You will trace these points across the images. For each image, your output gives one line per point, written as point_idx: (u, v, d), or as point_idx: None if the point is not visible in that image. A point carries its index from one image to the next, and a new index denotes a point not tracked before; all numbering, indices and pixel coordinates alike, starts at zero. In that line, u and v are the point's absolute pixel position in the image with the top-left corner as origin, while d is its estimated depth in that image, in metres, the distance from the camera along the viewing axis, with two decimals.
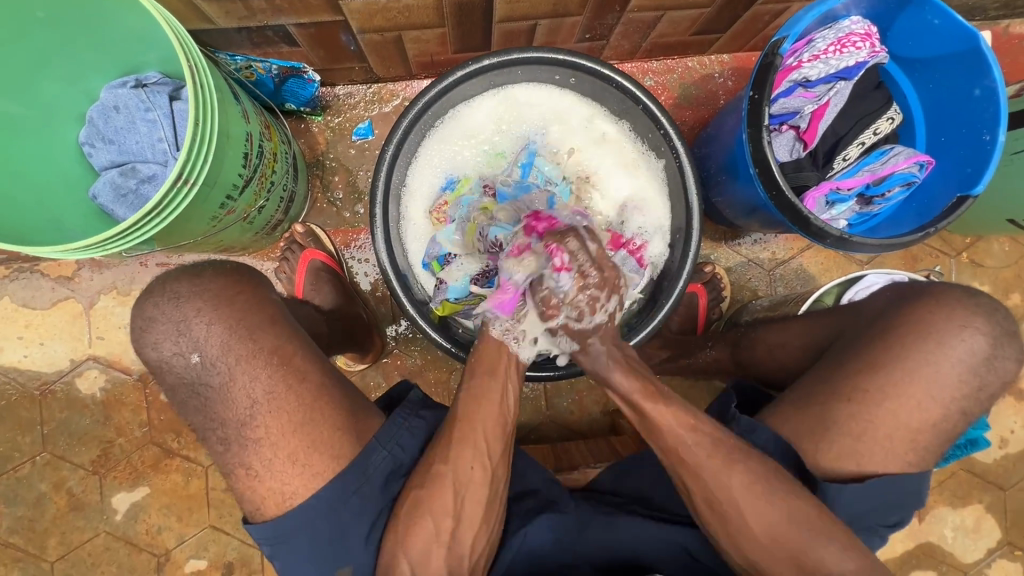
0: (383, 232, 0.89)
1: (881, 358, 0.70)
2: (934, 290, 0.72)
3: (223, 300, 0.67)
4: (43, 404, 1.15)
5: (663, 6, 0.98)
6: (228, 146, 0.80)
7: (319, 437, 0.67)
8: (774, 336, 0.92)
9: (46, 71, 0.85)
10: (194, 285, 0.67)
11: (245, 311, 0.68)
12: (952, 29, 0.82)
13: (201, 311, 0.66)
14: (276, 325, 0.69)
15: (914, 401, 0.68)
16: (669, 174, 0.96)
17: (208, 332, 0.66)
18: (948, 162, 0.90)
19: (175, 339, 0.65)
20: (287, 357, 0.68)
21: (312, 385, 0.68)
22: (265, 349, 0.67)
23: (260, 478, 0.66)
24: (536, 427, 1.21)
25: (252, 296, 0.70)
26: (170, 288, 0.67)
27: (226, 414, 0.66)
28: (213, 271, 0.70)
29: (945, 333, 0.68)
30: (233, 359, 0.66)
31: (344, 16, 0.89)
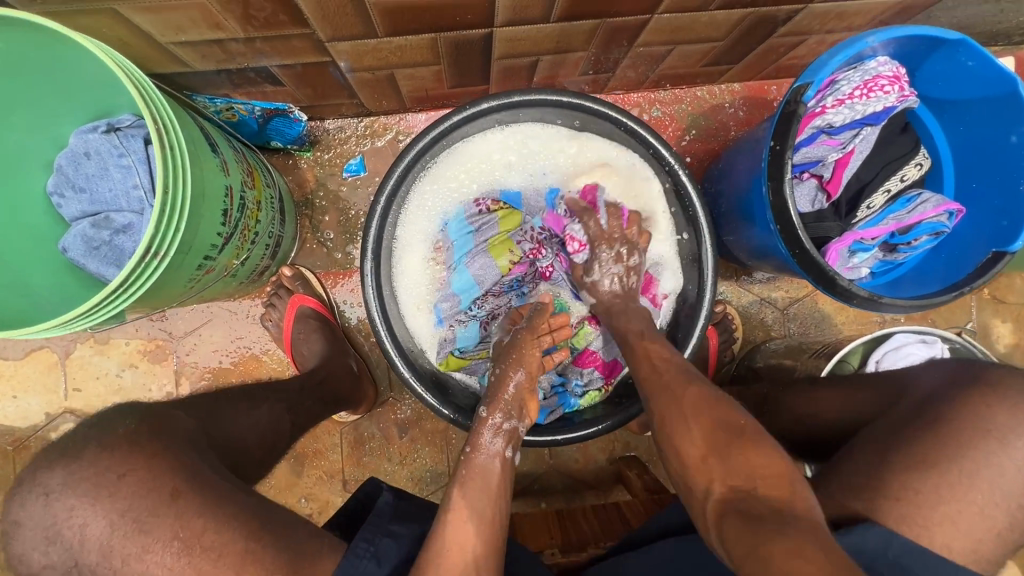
0: (376, 291, 0.83)
1: (936, 456, 0.61)
2: (991, 378, 0.64)
3: (105, 491, 0.55)
4: (16, 460, 1.08)
5: (673, 41, 0.91)
6: (206, 205, 0.74)
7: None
8: (807, 407, 0.84)
9: (8, 120, 0.79)
10: (67, 475, 0.55)
11: (133, 495, 0.55)
12: (988, 72, 0.76)
13: (73, 510, 0.54)
14: (177, 502, 0.56)
15: (974, 506, 0.59)
16: (681, 220, 0.90)
17: (85, 532, 0.54)
18: (980, 211, 0.84)
19: (47, 548, 0.54)
20: (194, 537, 0.55)
21: (228, 563, 0.55)
22: (161, 539, 0.54)
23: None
24: (539, 477, 1.15)
25: (143, 474, 0.56)
26: (40, 481, 0.55)
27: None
28: (92, 453, 0.56)
29: (1009, 432, 0.60)
30: (118, 560, 0.54)
31: (330, 56, 0.82)
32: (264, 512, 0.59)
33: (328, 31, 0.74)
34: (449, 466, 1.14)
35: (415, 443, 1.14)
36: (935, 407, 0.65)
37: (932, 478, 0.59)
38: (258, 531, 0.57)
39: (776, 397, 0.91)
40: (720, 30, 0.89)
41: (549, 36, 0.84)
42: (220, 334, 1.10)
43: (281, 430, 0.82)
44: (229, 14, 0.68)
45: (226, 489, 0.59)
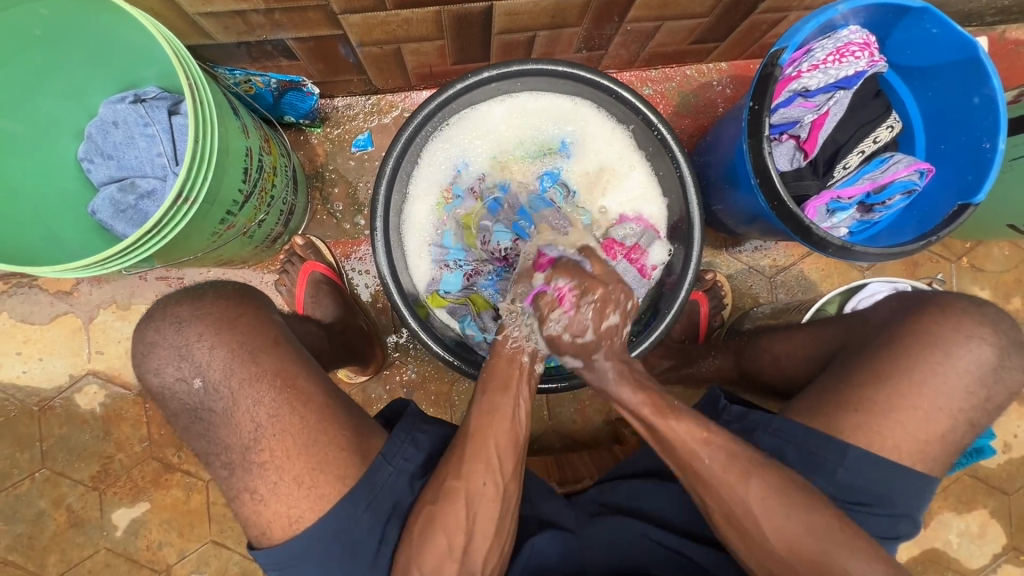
0: (385, 247, 0.88)
1: (889, 370, 0.70)
2: (943, 300, 0.72)
3: (225, 324, 0.69)
4: (42, 420, 1.14)
5: (661, 17, 0.98)
6: (228, 162, 0.80)
7: (323, 458, 0.68)
8: (777, 345, 0.93)
9: (45, 88, 0.85)
10: (195, 308, 0.69)
11: (246, 334, 0.70)
12: (950, 38, 0.83)
13: (201, 336, 0.68)
14: (279, 348, 0.71)
15: (921, 416, 0.68)
16: (671, 183, 0.95)
17: (209, 356, 0.67)
18: (948, 169, 0.90)
19: (178, 365, 0.68)
20: (291, 380, 0.69)
21: (315, 408, 0.69)
22: (268, 372, 0.68)
23: (265, 502, 0.67)
24: (539, 437, 1.20)
25: (252, 320, 0.71)
26: (171, 313, 0.69)
27: (230, 438, 0.67)
28: (213, 296, 0.71)
29: (952, 344, 0.68)
30: (234, 384, 0.67)
31: (342, 30, 0.88)
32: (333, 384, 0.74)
33: (341, 3, 0.81)
34: None
35: (420, 405, 1.19)
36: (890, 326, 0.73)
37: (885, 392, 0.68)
38: (336, 395, 0.72)
39: (751, 344, 1.00)
40: (705, 6, 0.95)
41: (545, 10, 0.91)
42: None
43: (320, 350, 0.98)
44: None
45: (308, 357, 0.74)
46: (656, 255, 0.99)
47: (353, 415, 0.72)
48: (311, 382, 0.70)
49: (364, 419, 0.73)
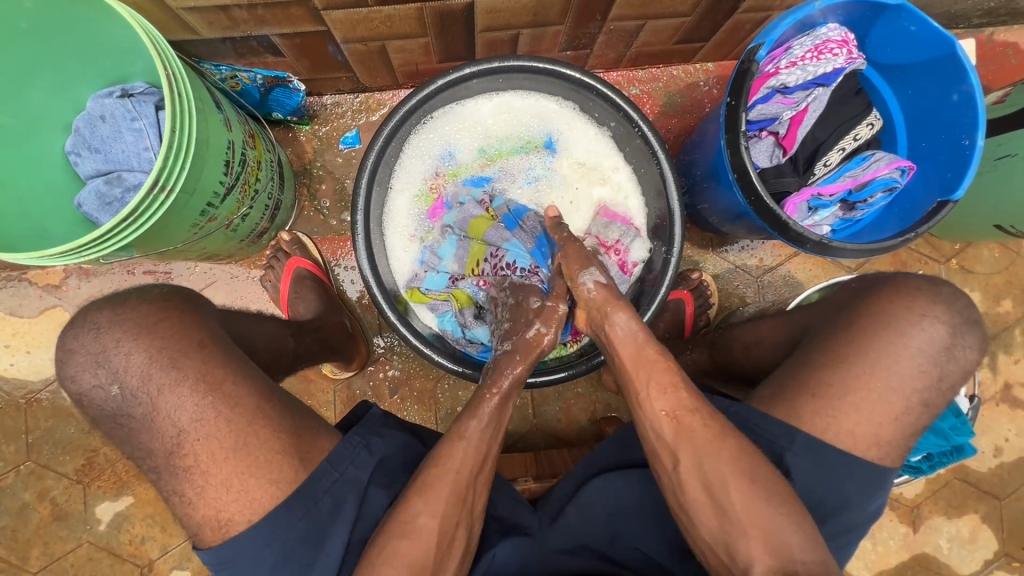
0: (364, 240, 0.88)
1: (845, 350, 0.71)
2: (898, 280, 0.75)
3: (145, 329, 0.67)
4: (28, 413, 1.15)
5: (643, 16, 0.99)
6: (208, 154, 0.81)
7: (253, 462, 0.66)
8: (748, 334, 0.94)
9: (32, 82, 0.86)
10: (114, 315, 0.68)
11: (166, 338, 0.68)
12: (928, 35, 0.83)
13: (120, 341, 0.67)
14: (204, 350, 0.69)
15: (878, 396, 0.69)
16: (652, 179, 0.95)
17: (126, 362, 0.66)
18: (929, 167, 0.91)
19: (95, 370, 0.66)
20: (217, 382, 0.68)
21: (243, 410, 0.68)
22: (190, 377, 0.67)
23: (194, 505, 0.66)
24: (523, 436, 1.20)
25: (175, 324, 0.69)
26: (90, 318, 0.68)
27: (153, 442, 0.66)
28: (136, 300, 0.70)
29: (905, 322, 0.70)
30: (154, 389, 0.66)
31: (326, 26, 0.90)
32: (267, 384, 0.72)
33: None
34: (436, 424, 1.19)
35: (404, 401, 1.19)
36: (845, 306, 0.75)
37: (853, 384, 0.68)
38: (271, 396, 0.71)
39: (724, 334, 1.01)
40: (686, 4, 0.96)
41: (527, 7, 0.91)
42: (221, 296, 1.17)
43: (282, 351, 0.93)
44: None
45: (239, 357, 0.72)
46: (638, 255, 0.99)
47: (291, 418, 0.71)
48: (242, 384, 0.69)
49: (307, 419, 0.73)
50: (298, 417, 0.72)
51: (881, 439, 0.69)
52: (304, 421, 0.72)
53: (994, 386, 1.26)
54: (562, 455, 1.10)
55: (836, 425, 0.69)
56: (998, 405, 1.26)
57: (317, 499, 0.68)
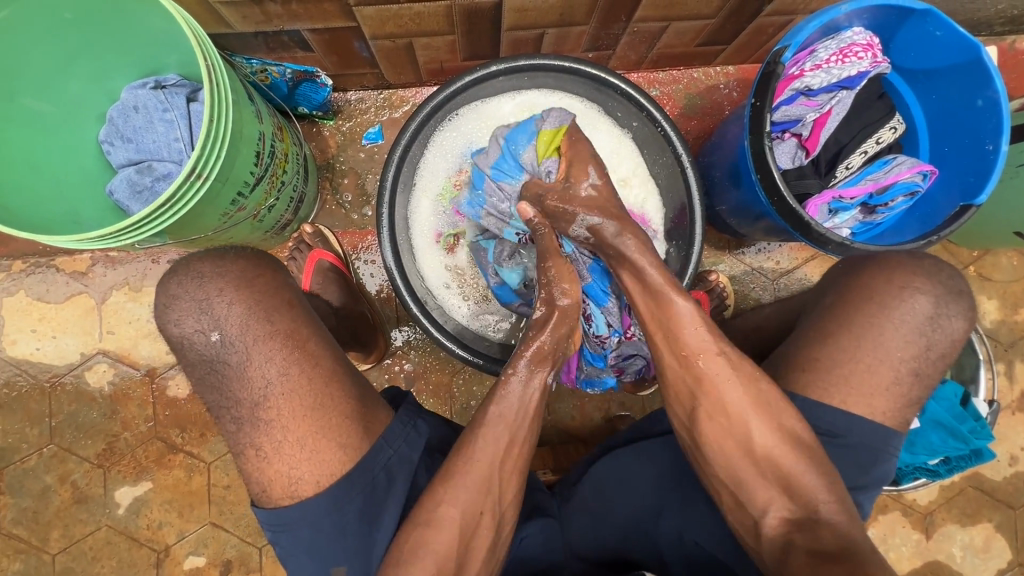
0: (390, 233, 0.89)
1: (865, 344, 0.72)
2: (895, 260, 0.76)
3: (245, 282, 0.71)
4: (52, 397, 1.17)
5: (667, 17, 1.00)
6: (241, 144, 0.83)
7: (328, 423, 0.69)
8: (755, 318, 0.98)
9: (72, 71, 0.89)
10: (217, 266, 0.71)
11: (262, 293, 0.71)
12: (954, 41, 0.83)
13: (223, 291, 0.70)
14: (293, 309, 0.73)
15: (897, 391, 0.71)
16: (672, 180, 0.96)
17: (227, 312, 0.69)
18: (951, 171, 0.91)
19: (198, 317, 0.69)
20: (302, 340, 0.71)
21: (323, 371, 0.71)
22: (281, 332, 0.70)
23: (268, 460, 0.68)
24: (537, 432, 1.20)
25: (270, 281, 0.73)
26: (193, 268, 0.71)
27: (241, 393, 0.69)
28: (235, 255, 0.73)
29: (925, 319, 0.71)
30: (250, 338, 0.69)
31: (356, 22, 0.91)
32: (341, 351, 0.75)
33: None
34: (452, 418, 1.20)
35: (420, 394, 1.20)
36: (834, 287, 0.77)
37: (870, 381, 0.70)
38: (345, 362, 0.74)
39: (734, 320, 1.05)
40: (710, 7, 0.97)
41: (554, 7, 0.93)
42: None
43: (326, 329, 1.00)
44: None
45: (319, 321, 0.75)
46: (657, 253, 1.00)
47: (358, 387, 0.73)
48: (322, 346, 0.72)
49: (368, 391, 0.75)
50: (363, 388, 0.74)
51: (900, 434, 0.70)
52: (366, 391, 0.75)
53: (1011, 394, 1.26)
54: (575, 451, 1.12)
55: (861, 420, 0.70)
56: (1015, 414, 1.26)
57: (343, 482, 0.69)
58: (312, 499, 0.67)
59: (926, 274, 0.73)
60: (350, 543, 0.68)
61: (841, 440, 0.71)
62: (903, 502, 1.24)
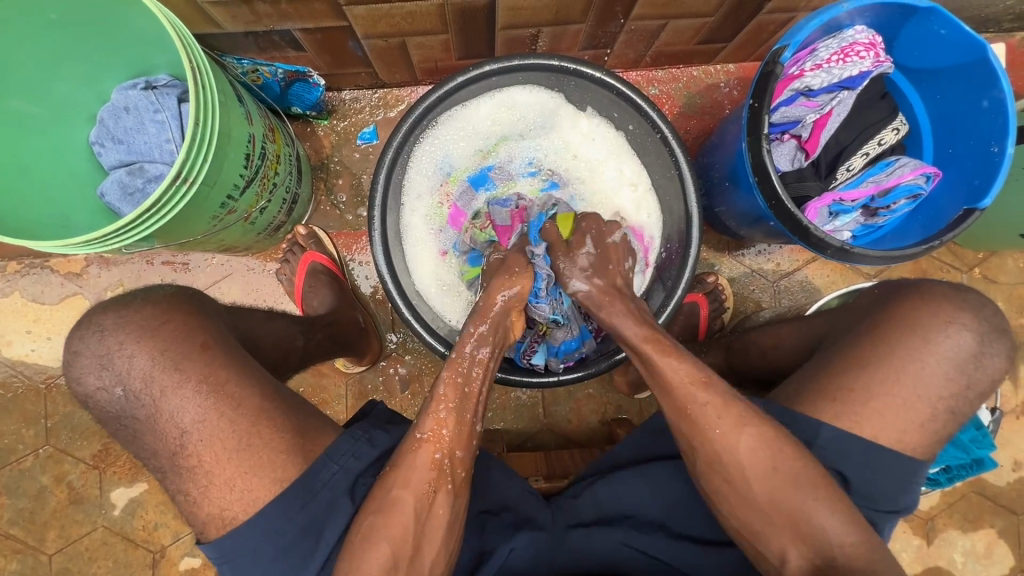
0: (381, 237, 0.88)
1: (865, 354, 0.72)
2: (923, 288, 0.75)
3: (148, 332, 0.70)
4: (48, 398, 1.17)
5: (665, 15, 0.97)
6: (229, 147, 0.82)
7: (256, 462, 0.68)
8: (767, 338, 0.96)
9: (61, 73, 0.88)
10: (120, 316, 0.71)
11: (170, 339, 0.71)
12: (959, 39, 0.81)
13: (123, 343, 0.70)
14: (207, 351, 0.71)
15: (899, 400, 0.70)
16: (669, 183, 0.93)
17: (130, 365, 0.69)
18: (955, 174, 0.89)
19: (100, 373, 0.70)
20: (218, 383, 0.70)
21: (246, 411, 0.70)
22: (191, 379, 0.69)
23: (199, 504, 0.68)
24: (533, 435, 1.19)
25: (178, 325, 0.72)
26: (97, 320, 0.72)
27: (157, 444, 0.69)
28: (139, 303, 0.73)
29: (932, 329, 0.70)
30: (155, 391, 0.69)
31: (348, 22, 0.90)
32: (272, 385, 0.74)
33: None
34: None
35: (415, 397, 1.20)
36: (869, 315, 0.76)
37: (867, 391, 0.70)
38: (274, 398, 0.73)
39: (742, 337, 1.03)
40: (709, 5, 0.95)
41: (548, 6, 0.91)
42: (238, 289, 1.19)
43: (290, 350, 0.94)
44: None
45: (244, 357, 0.75)
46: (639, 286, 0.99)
47: (297, 418, 0.72)
48: (242, 384, 0.71)
49: (311, 422, 0.74)
50: (307, 418, 0.74)
51: (899, 441, 0.70)
52: (310, 421, 0.74)
53: (1016, 398, 1.24)
54: (570, 456, 1.11)
55: (859, 429, 0.69)
56: (1019, 418, 1.24)
57: (338, 488, 0.70)
58: (291, 505, 0.67)
59: (984, 320, 0.71)
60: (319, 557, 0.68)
61: (838, 451, 0.70)
62: None
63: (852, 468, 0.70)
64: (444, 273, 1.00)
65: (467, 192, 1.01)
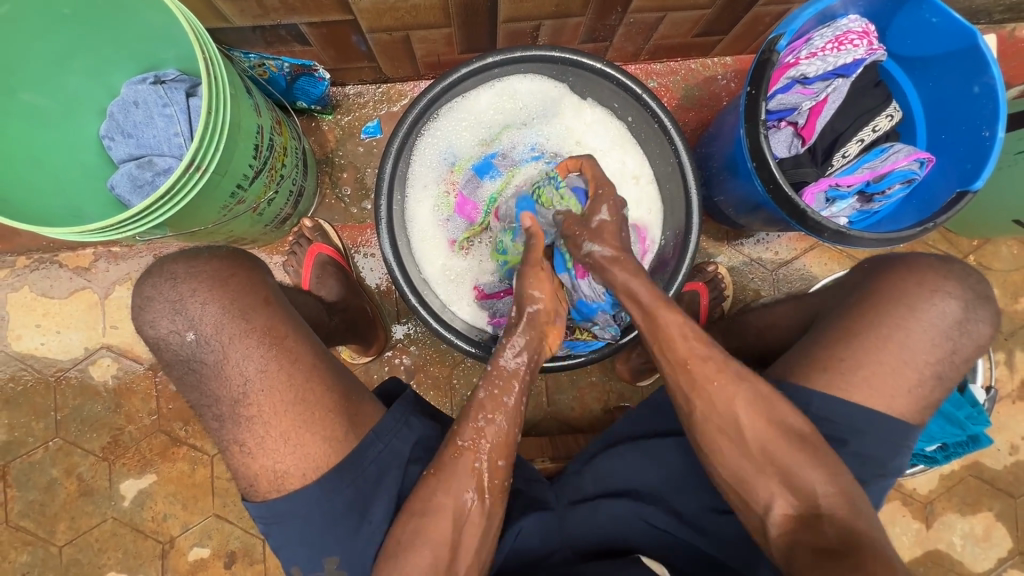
0: (388, 225, 0.90)
1: (863, 333, 0.74)
2: (909, 259, 0.76)
3: (219, 282, 0.73)
4: (57, 391, 1.18)
5: (663, 8, 1.00)
6: (239, 137, 0.84)
7: (311, 417, 0.71)
8: (764, 319, 0.98)
9: (72, 67, 0.89)
10: (191, 266, 0.73)
11: (237, 291, 0.73)
12: (950, 27, 0.83)
13: (195, 291, 0.72)
14: (269, 307, 0.74)
15: (894, 377, 0.72)
16: (669, 171, 0.95)
17: (201, 312, 0.71)
18: (948, 159, 0.91)
19: (173, 317, 0.71)
20: (279, 337, 0.72)
21: (302, 365, 0.72)
22: (257, 330, 0.71)
23: (253, 455, 0.70)
24: (537, 424, 1.21)
25: (244, 280, 0.74)
26: (167, 269, 0.73)
27: (219, 390, 0.71)
28: (208, 256, 0.75)
29: (917, 299, 0.72)
30: (225, 337, 0.70)
31: (354, 15, 0.92)
32: (322, 346, 0.77)
33: None
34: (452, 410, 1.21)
35: (420, 387, 1.21)
36: (861, 286, 0.77)
37: (864, 369, 0.71)
38: (324, 356, 0.75)
39: (739, 320, 1.05)
40: None
41: None
42: None
43: (319, 323, 0.99)
44: None
45: (297, 317, 0.77)
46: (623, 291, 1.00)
47: (343, 380, 0.75)
48: (301, 341, 0.74)
49: (353, 387, 0.76)
50: (348, 380, 0.76)
51: (896, 416, 0.72)
52: (349, 383, 0.76)
53: (1011, 383, 1.26)
54: (574, 440, 1.13)
55: (857, 406, 0.71)
56: (1015, 403, 1.26)
57: (349, 466, 0.72)
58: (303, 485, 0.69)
59: (970, 288, 0.74)
60: (330, 536, 0.70)
61: (837, 427, 0.72)
62: (903, 492, 1.25)
63: (849, 442, 0.72)
64: (448, 261, 1.01)
65: (471, 181, 1.03)
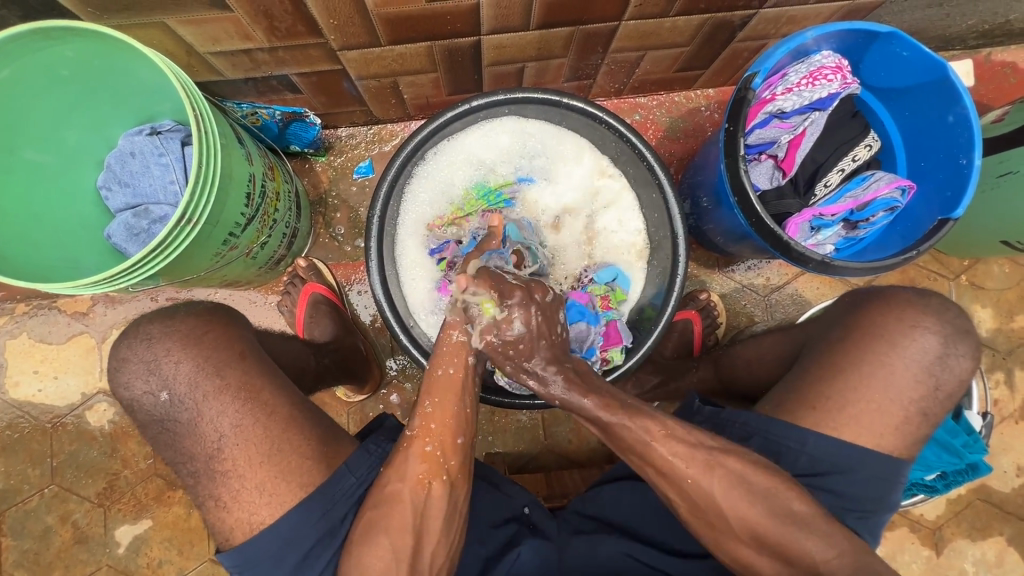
0: (379, 264, 0.90)
1: (841, 363, 0.74)
2: (889, 293, 0.77)
3: (193, 340, 0.74)
4: (53, 437, 1.18)
5: (642, 47, 1.02)
6: (231, 186, 0.86)
7: (286, 467, 0.71)
8: (753, 351, 0.98)
9: (70, 122, 0.92)
10: (166, 326, 0.74)
11: (213, 347, 0.74)
12: (919, 61, 0.86)
13: (170, 350, 0.73)
14: (245, 361, 0.75)
15: (881, 408, 0.71)
16: (655, 205, 0.97)
17: (176, 370, 0.72)
18: (928, 186, 0.93)
19: (147, 377, 0.72)
20: (255, 392, 0.73)
21: (279, 419, 0.73)
22: (231, 386, 0.72)
23: (228, 509, 0.70)
24: (534, 457, 1.20)
25: (219, 336, 0.75)
26: (143, 329, 0.74)
27: (195, 447, 0.71)
28: (184, 315, 0.76)
29: (897, 333, 0.73)
30: (199, 396, 0.71)
31: (342, 65, 0.95)
32: (299, 395, 0.78)
33: (339, 41, 0.87)
34: None
35: None
36: (843, 320, 0.78)
37: (847, 400, 0.72)
38: (307, 406, 0.77)
39: (730, 351, 1.04)
40: (684, 36, 1.00)
41: (531, 42, 0.96)
42: None
43: (305, 369, 1.00)
44: (257, 26, 0.81)
45: (274, 369, 0.78)
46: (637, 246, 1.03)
47: (319, 427, 0.75)
48: (277, 394, 0.75)
49: (334, 430, 0.77)
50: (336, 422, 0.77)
51: (884, 448, 0.71)
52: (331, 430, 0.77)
53: (1013, 403, 1.24)
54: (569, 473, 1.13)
55: (845, 439, 0.71)
56: (1018, 424, 1.24)
57: (342, 511, 0.72)
58: (288, 533, 0.69)
59: (948, 323, 0.74)
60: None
61: (822, 461, 0.72)
62: (911, 518, 1.22)
63: (840, 473, 0.71)
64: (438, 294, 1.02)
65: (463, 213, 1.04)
